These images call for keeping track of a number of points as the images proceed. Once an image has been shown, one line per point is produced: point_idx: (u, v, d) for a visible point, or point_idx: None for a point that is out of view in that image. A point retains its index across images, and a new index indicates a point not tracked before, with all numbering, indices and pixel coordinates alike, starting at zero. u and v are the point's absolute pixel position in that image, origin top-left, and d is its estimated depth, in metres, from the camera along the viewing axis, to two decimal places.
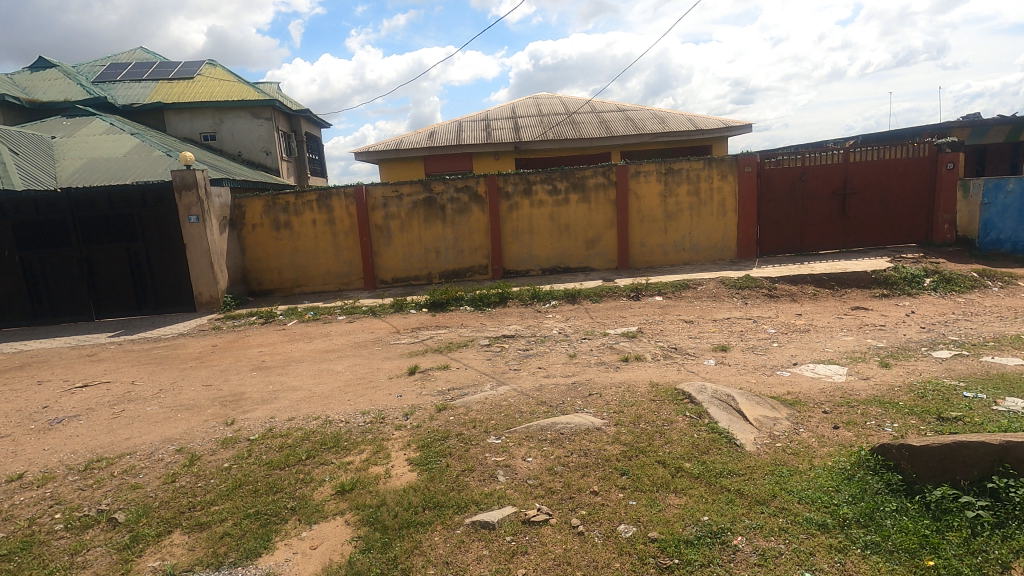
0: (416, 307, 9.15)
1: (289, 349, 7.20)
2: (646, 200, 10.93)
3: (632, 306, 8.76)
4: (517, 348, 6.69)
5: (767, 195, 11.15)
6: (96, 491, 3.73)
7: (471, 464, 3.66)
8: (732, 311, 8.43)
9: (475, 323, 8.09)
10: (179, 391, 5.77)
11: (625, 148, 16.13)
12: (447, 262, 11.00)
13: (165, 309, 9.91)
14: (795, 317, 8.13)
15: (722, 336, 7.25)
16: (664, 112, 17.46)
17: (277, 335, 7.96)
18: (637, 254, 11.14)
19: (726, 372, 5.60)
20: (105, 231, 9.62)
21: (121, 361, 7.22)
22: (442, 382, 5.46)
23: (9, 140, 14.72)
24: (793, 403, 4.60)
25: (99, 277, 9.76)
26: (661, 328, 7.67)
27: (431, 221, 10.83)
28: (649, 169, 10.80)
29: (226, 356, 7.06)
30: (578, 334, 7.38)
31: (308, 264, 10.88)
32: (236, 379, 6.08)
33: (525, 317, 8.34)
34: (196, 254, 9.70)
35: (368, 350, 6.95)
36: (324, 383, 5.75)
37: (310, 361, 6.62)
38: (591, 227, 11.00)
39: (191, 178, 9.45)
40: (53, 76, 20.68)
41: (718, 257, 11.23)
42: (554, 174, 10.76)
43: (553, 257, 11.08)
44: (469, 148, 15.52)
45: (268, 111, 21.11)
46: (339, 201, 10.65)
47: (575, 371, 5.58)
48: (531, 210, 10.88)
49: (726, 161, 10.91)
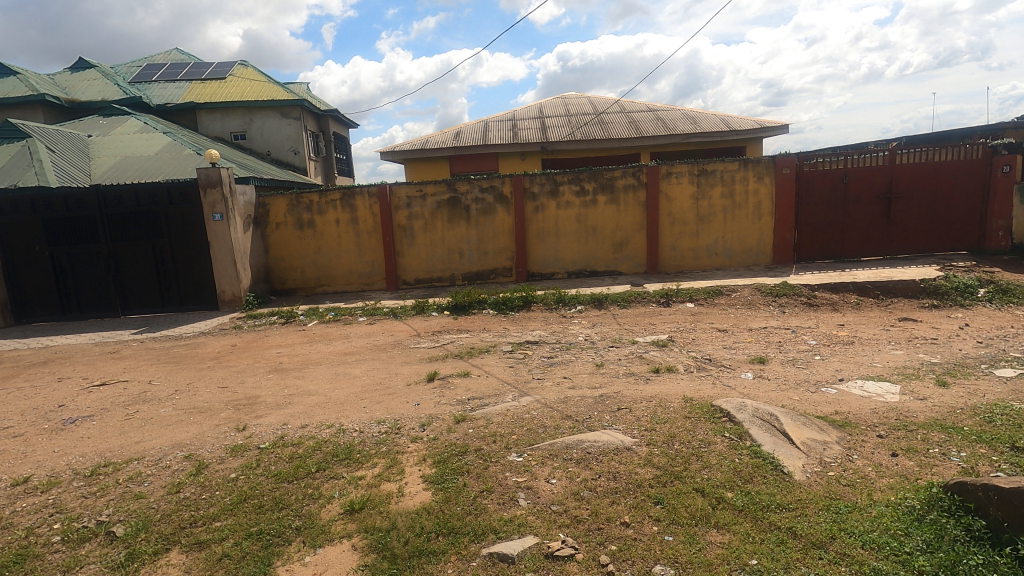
0: (438, 309, 8.92)
1: (307, 351, 7.04)
2: (677, 202, 10.52)
3: (661, 312, 8.38)
4: (540, 355, 6.40)
5: (806, 198, 10.62)
6: (99, 500, 3.58)
7: (490, 485, 3.39)
8: (769, 320, 7.98)
9: (498, 328, 7.82)
10: (194, 393, 5.64)
11: (656, 149, 15.69)
12: (470, 264, 10.77)
13: (188, 307, 9.91)
14: (837, 327, 7.64)
15: (760, 347, 6.83)
16: (696, 112, 16.95)
17: (296, 336, 7.82)
18: (668, 258, 10.73)
19: (766, 388, 5.20)
20: (131, 228, 9.66)
21: (141, 359, 7.18)
22: (462, 391, 5.20)
23: (47, 138, 15.05)
24: (843, 425, 4.19)
25: (126, 274, 9.80)
26: (693, 337, 7.29)
27: (455, 221, 10.61)
28: (681, 170, 10.39)
29: (245, 356, 6.94)
30: (605, 342, 7.04)
31: (331, 264, 10.78)
32: (252, 381, 5.93)
33: (550, 322, 8.04)
34: (219, 252, 9.66)
35: (388, 354, 6.74)
36: (340, 388, 5.54)
37: (328, 364, 6.44)
38: (619, 230, 10.64)
39: (216, 176, 9.42)
40: (92, 76, 21.21)
41: (753, 262, 10.74)
42: (582, 174, 10.43)
43: (579, 260, 10.75)
44: (495, 148, 15.29)
45: (296, 110, 21.27)
46: (363, 200, 10.52)
47: (603, 382, 5.26)
48: (557, 211, 10.58)
49: (762, 162, 10.42)
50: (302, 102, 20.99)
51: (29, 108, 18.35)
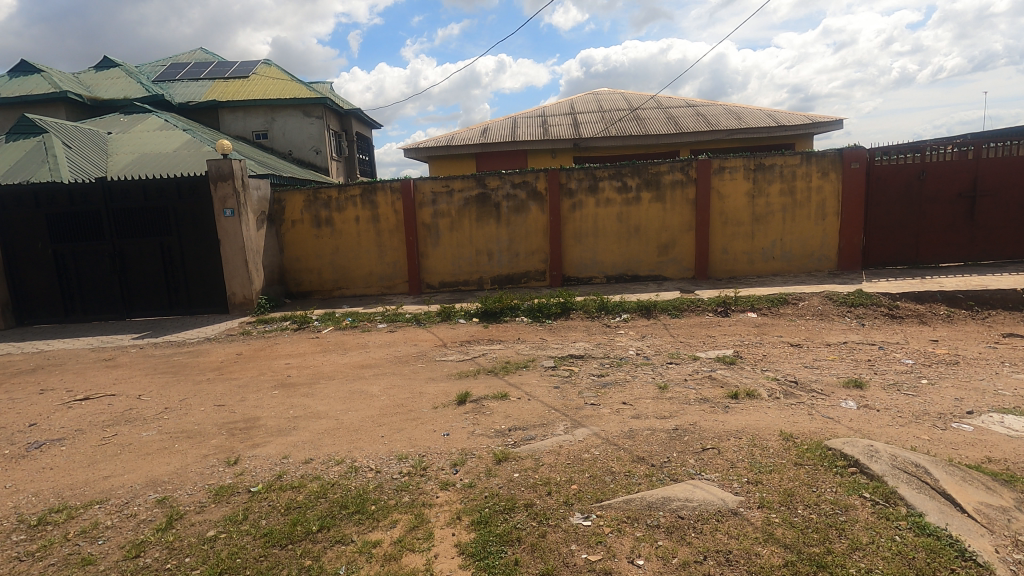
0: (466, 316, 8.01)
1: (320, 362, 6.20)
2: (731, 200, 9.48)
3: (719, 323, 7.33)
4: (588, 372, 5.43)
5: (876, 196, 9.47)
6: (35, 566, 2.74)
7: (553, 566, 2.46)
8: (848, 334, 6.88)
9: (534, 339, 6.88)
10: (184, 413, 4.81)
11: (697, 146, 14.64)
12: (500, 266, 9.86)
13: (197, 310, 9.17)
14: (932, 344, 6.51)
15: (848, 367, 5.75)
16: (740, 108, 15.82)
17: (308, 344, 6.98)
18: (718, 262, 9.68)
19: (878, 423, 4.16)
20: (137, 224, 8.98)
21: (136, 368, 6.41)
22: (501, 418, 4.27)
23: (64, 134, 14.66)
24: (1013, 481, 3.12)
25: (132, 274, 9.12)
26: (764, 354, 6.24)
27: (484, 220, 9.73)
28: (736, 165, 9.36)
29: (249, 368, 6.12)
30: (661, 358, 6.05)
31: (350, 264, 9.98)
32: (254, 399, 5.09)
33: (592, 333, 7.07)
34: (230, 251, 8.92)
35: (410, 368, 5.84)
36: (354, 411, 4.66)
37: (341, 379, 5.57)
38: (665, 230, 9.63)
39: (227, 168, 8.70)
40: (116, 75, 20.98)
41: (815, 267, 9.63)
42: (624, 168, 9.45)
43: (620, 263, 9.77)
44: (524, 144, 14.38)
45: (319, 109, 20.73)
46: (385, 196, 9.71)
47: (673, 412, 4.27)
48: (596, 209, 9.62)
49: (828, 155, 9.32)
50: (325, 100, 20.45)
51: (52, 105, 18.12)
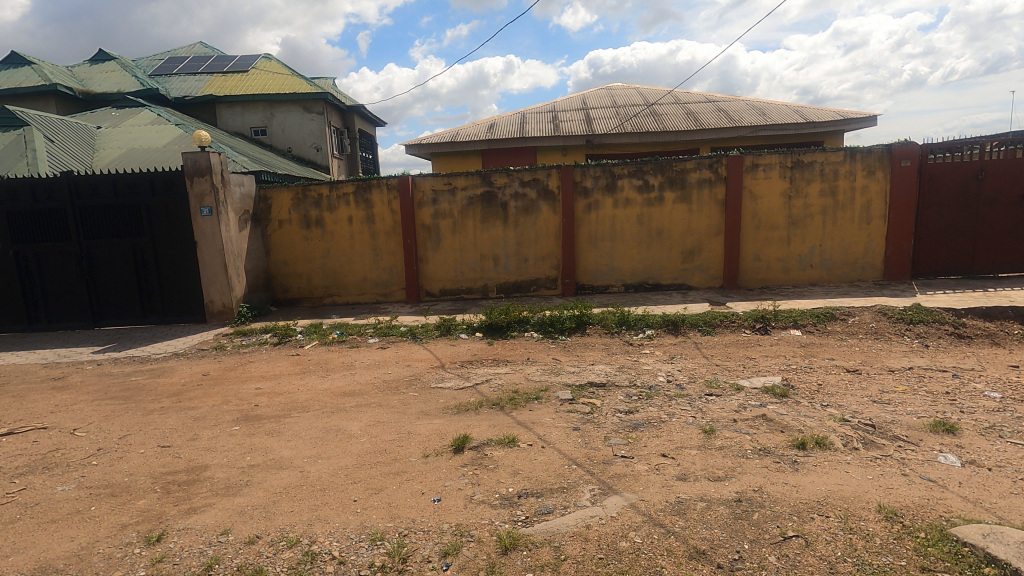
0: (468, 331, 7.07)
1: (295, 388, 5.29)
2: (765, 201, 8.52)
3: (759, 343, 6.37)
4: (613, 408, 4.47)
5: (929, 197, 8.45)
6: None
7: None
8: (911, 358, 5.89)
9: (546, 359, 5.94)
10: (118, 458, 3.90)
11: (718, 144, 13.67)
12: (506, 273, 8.94)
13: (172, 319, 8.30)
14: (1016, 370, 5.48)
15: (925, 403, 4.75)
16: (764, 104, 14.82)
17: (287, 364, 6.08)
18: (749, 271, 8.72)
19: (998, 490, 3.18)
20: (106, 223, 8.11)
21: (85, 391, 5.53)
22: (507, 476, 3.34)
23: (48, 128, 13.88)
24: None
25: (101, 278, 8.25)
26: (818, 383, 5.26)
27: (490, 222, 8.82)
28: (771, 162, 8.40)
29: (212, 394, 5.22)
30: (697, 388, 5.10)
31: (343, 269, 9.08)
32: (209, 438, 4.19)
33: (613, 354, 6.13)
34: (208, 253, 8.04)
35: (400, 397, 4.92)
36: (324, 458, 3.75)
37: (317, 412, 4.65)
38: (690, 234, 8.67)
39: (205, 162, 7.82)
40: (110, 68, 20.25)
41: (858, 277, 8.65)
42: (646, 165, 8.51)
43: (640, 271, 8.82)
44: (534, 140, 13.44)
45: (319, 105, 19.91)
46: (380, 194, 8.80)
47: (729, 471, 3.32)
48: (614, 210, 8.68)
49: (874, 152, 8.35)
50: (326, 95, 19.63)
51: (42, 98, 17.38)
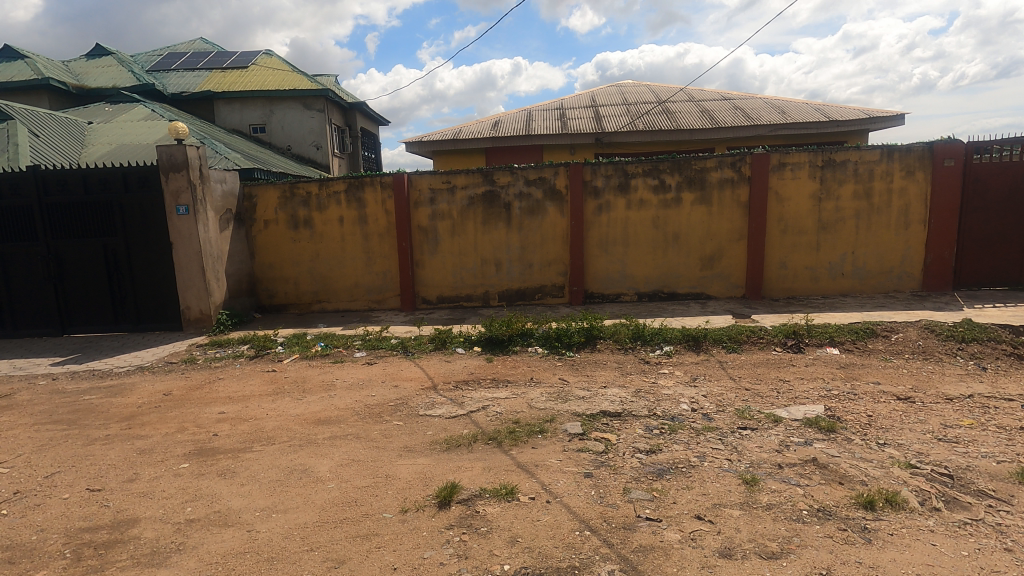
0: (465, 344, 6.38)
1: (264, 413, 4.61)
2: (792, 203, 7.79)
3: (792, 363, 5.64)
4: (631, 446, 3.76)
5: (973, 201, 7.70)
6: None
7: None
8: (971, 384, 5.13)
9: (552, 380, 5.24)
10: (36, 505, 3.24)
11: (735, 143, 12.95)
12: (509, 279, 8.25)
13: (146, 326, 7.66)
14: None
15: (1001, 442, 4.00)
16: (783, 102, 14.08)
17: (260, 382, 5.41)
18: (774, 279, 7.99)
19: None
20: (76, 222, 7.47)
21: (29, 412, 4.87)
22: (504, 547, 2.63)
23: (34, 123, 13.32)
24: None
25: (70, 281, 7.62)
26: (869, 414, 4.53)
27: (492, 223, 8.13)
28: (800, 161, 7.67)
29: (168, 420, 4.55)
30: (728, 419, 4.38)
31: (333, 274, 8.42)
32: (149, 480, 3.51)
33: (628, 375, 5.41)
34: (185, 256, 7.39)
35: (382, 427, 4.22)
36: (281, 512, 3.05)
37: (282, 445, 3.96)
38: (710, 239, 7.95)
39: (181, 156, 7.17)
40: (107, 63, 19.76)
41: (893, 287, 7.92)
42: (662, 163, 7.80)
43: (654, 278, 8.11)
44: (540, 138, 12.75)
45: (320, 102, 19.31)
46: (373, 193, 8.12)
47: (784, 545, 2.60)
48: (627, 212, 7.97)
49: (914, 150, 7.61)
50: (326, 92, 19.00)
51: (35, 92, 16.89)
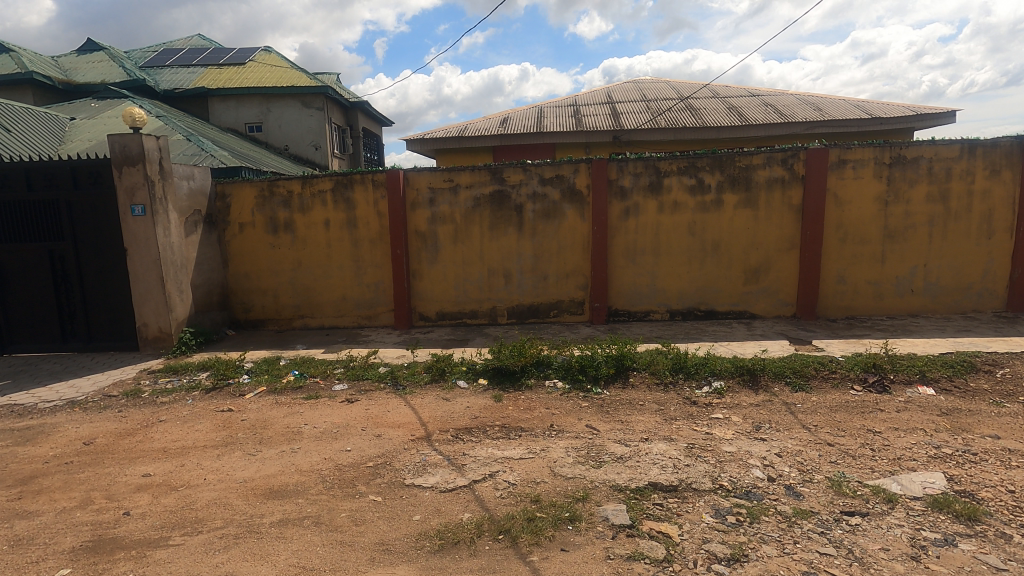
0: (468, 376, 5.24)
1: (202, 476, 3.49)
2: (853, 208, 6.64)
3: (879, 408, 4.47)
4: (704, 551, 2.61)
5: None
6: None
7: None
8: None
9: (578, 430, 4.10)
10: None
11: (766, 142, 11.81)
12: (519, 293, 7.13)
13: (98, 345, 6.60)
14: None
15: None
16: (818, 99, 12.91)
17: (210, 426, 4.30)
18: (830, 296, 6.83)
19: None
20: (16, 224, 6.40)
21: None
22: None
23: (8, 116, 12.33)
24: None
25: (10, 293, 6.56)
26: (1012, 487, 3.34)
27: (500, 228, 7.02)
28: (864, 157, 6.52)
29: (75, 485, 3.44)
30: (824, 496, 3.22)
31: (317, 286, 7.33)
32: None
33: (674, 423, 4.26)
34: (141, 264, 6.31)
35: (352, 506, 3.08)
36: None
37: (210, 536, 2.84)
38: (755, 249, 6.81)
39: (137, 147, 6.09)
40: (99, 58, 18.83)
41: (970, 306, 6.74)
42: (701, 160, 6.67)
43: (689, 294, 6.97)
44: (553, 136, 11.65)
45: (319, 99, 18.29)
46: (364, 193, 7.03)
47: None
48: (658, 216, 6.84)
49: (1000, 145, 6.44)
50: (326, 89, 17.97)
51: (18, 88, 15.96)
